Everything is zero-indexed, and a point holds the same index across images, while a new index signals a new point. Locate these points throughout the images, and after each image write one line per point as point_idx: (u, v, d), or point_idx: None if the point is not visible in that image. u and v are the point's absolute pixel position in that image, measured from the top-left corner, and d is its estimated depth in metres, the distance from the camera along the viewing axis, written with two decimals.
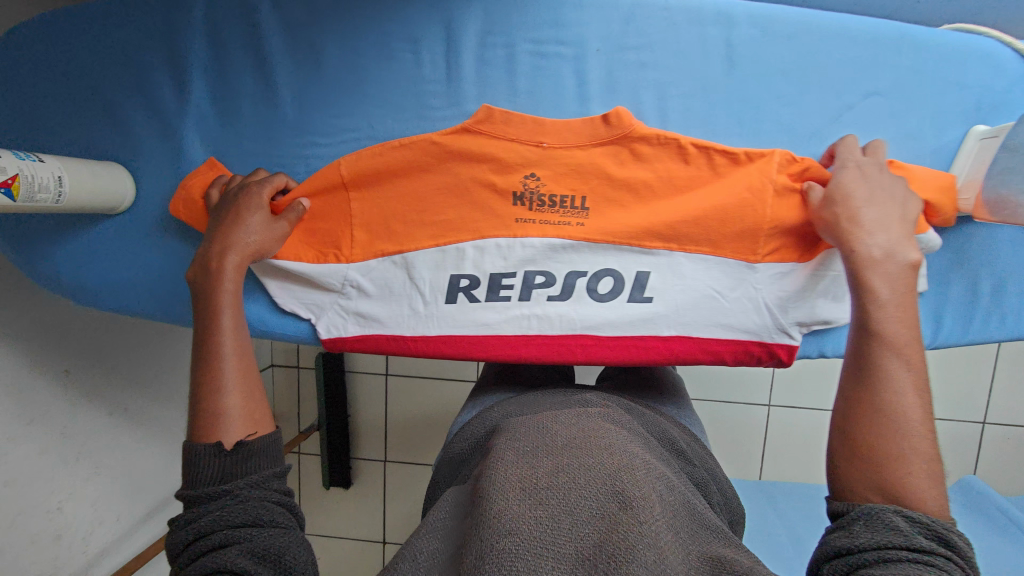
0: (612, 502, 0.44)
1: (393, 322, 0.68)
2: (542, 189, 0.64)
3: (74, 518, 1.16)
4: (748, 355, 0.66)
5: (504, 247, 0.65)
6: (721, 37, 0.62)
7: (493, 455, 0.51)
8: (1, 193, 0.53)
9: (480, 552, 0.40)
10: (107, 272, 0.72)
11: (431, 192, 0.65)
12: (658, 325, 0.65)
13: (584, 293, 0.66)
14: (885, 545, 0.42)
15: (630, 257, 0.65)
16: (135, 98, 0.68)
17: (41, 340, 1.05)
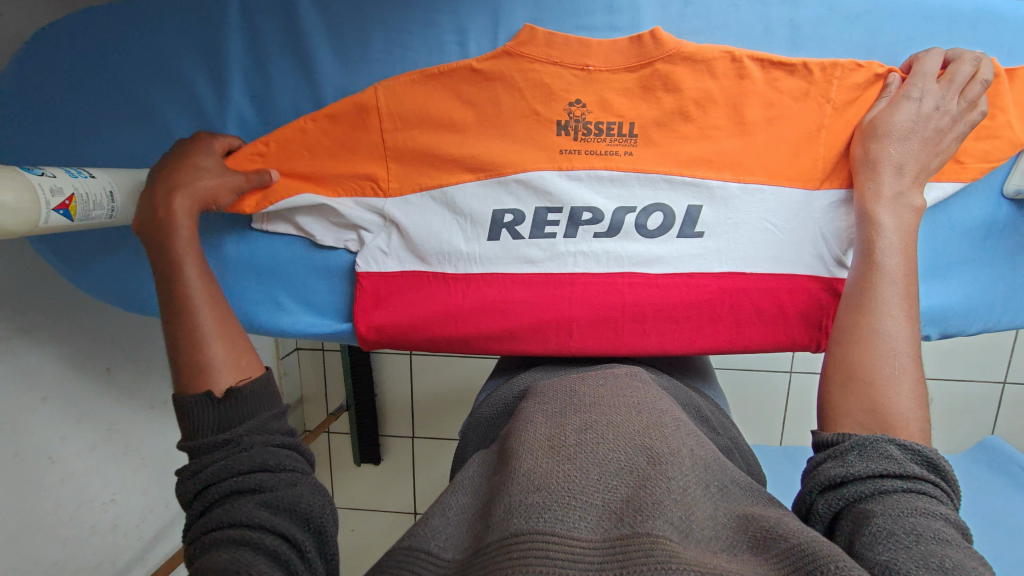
0: (641, 456, 0.43)
1: (437, 261, 0.69)
2: (588, 119, 0.63)
3: (127, 508, 1.20)
4: (807, 293, 0.65)
5: (549, 179, 0.65)
6: (786, 16, 0.59)
7: (522, 419, 0.51)
8: (60, 214, 0.52)
9: (508, 504, 0.40)
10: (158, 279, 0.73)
11: (470, 123, 0.64)
12: (711, 261, 0.65)
13: (633, 230, 0.66)
14: (879, 473, 0.44)
15: (681, 190, 0.64)
16: (175, 102, 0.67)
17: (83, 339, 1.06)
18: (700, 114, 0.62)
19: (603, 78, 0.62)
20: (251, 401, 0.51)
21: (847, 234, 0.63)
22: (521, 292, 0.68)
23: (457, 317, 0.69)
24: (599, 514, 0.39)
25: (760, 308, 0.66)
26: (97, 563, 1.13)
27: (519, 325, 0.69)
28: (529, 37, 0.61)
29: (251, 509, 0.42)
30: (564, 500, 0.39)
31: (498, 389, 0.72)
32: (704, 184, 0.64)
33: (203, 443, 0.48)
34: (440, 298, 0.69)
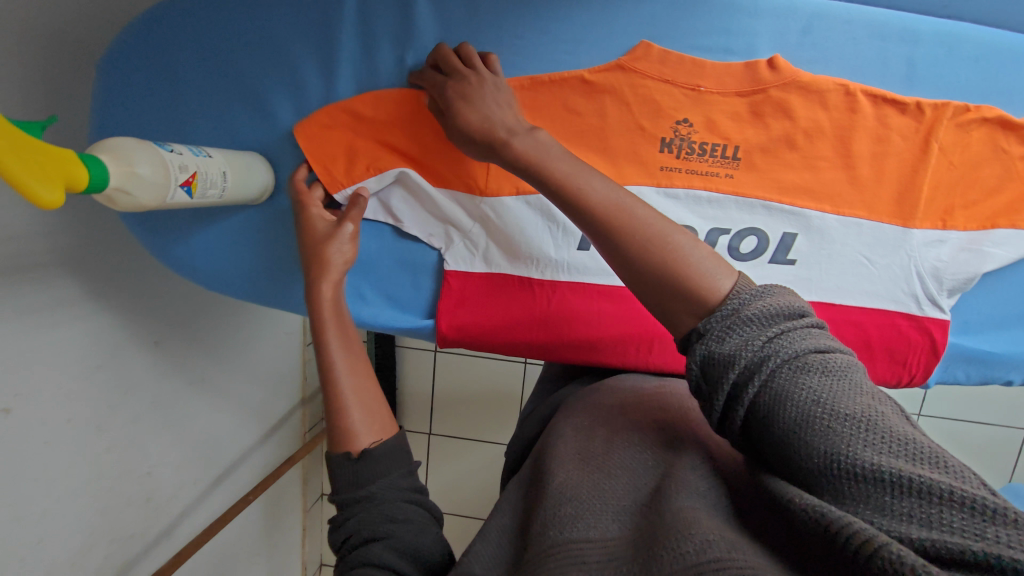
0: (665, 458, 0.46)
1: (525, 265, 0.70)
2: (693, 138, 0.64)
3: (162, 481, 1.21)
4: (893, 329, 0.65)
5: (646, 196, 0.65)
6: (905, 54, 0.59)
7: (553, 435, 0.54)
8: (184, 191, 0.52)
9: (543, 516, 0.42)
10: (245, 260, 0.74)
11: (573, 132, 0.65)
12: (801, 290, 0.65)
13: (726, 251, 0.66)
14: (740, 387, 0.40)
15: (779, 217, 0.65)
16: (283, 88, 0.68)
17: (139, 311, 1.07)
18: (806, 143, 0.62)
19: (713, 100, 0.62)
20: (383, 462, 0.51)
21: (946, 272, 0.63)
22: (606, 304, 0.70)
23: (540, 323, 0.71)
24: (629, 517, 0.41)
25: (845, 340, 0.65)
26: (130, 534, 1.14)
27: (601, 335, 0.70)
28: (641, 55, 0.62)
29: (381, 554, 0.44)
30: (595, 506, 0.41)
31: (540, 404, 0.75)
32: (802, 213, 0.64)
33: (339, 497, 0.50)
34: (524, 303, 0.71)
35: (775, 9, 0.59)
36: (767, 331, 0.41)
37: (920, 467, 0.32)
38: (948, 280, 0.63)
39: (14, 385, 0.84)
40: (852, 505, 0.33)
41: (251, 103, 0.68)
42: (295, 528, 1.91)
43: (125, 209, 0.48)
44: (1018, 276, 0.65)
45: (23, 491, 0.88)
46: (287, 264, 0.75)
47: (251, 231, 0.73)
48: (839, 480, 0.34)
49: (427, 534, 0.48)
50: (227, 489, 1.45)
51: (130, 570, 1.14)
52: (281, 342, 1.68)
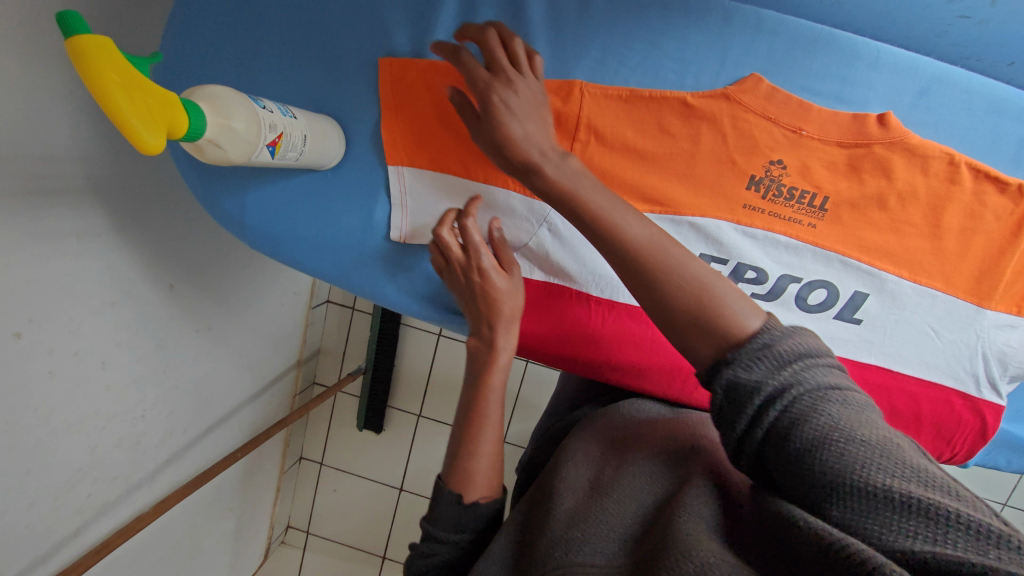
0: (678, 482, 0.45)
1: (583, 279, 0.69)
2: (783, 181, 0.62)
3: (153, 426, 1.18)
4: (945, 405, 0.64)
5: (723, 231, 0.64)
6: (1016, 133, 0.59)
7: (558, 458, 0.54)
8: (268, 152, 0.49)
9: (545, 542, 0.43)
10: (294, 226, 0.69)
11: (662, 153, 0.63)
12: (860, 351, 0.65)
13: (792, 299, 0.65)
14: (757, 415, 0.38)
15: (853, 274, 0.63)
16: (369, 54, 0.65)
17: (160, 251, 1.03)
18: (899, 206, 0.61)
19: (812, 146, 0.61)
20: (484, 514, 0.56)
21: (1010, 358, 0.62)
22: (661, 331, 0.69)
23: (590, 341, 0.70)
24: (633, 538, 0.41)
25: (897, 407, 0.65)
26: (115, 475, 1.10)
27: (649, 363, 0.69)
28: (743, 88, 0.60)
29: None
30: (601, 534, 0.42)
31: (559, 422, 0.75)
32: (878, 274, 0.63)
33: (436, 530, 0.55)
34: (575, 318, 0.70)
35: (894, 65, 0.59)
36: (783, 358, 0.39)
37: (935, 493, 0.31)
38: (1012, 366, 0.63)
39: (29, 310, 0.79)
40: (863, 530, 0.31)
41: (332, 64, 0.65)
42: (268, 488, 1.88)
43: (211, 161, 0.46)
44: None
45: (20, 419, 0.85)
46: (336, 241, 0.69)
47: (308, 194, 0.68)
48: (850, 503, 0.32)
49: None
50: (211, 442, 1.42)
51: (111, 510, 1.11)
52: (287, 302, 1.65)
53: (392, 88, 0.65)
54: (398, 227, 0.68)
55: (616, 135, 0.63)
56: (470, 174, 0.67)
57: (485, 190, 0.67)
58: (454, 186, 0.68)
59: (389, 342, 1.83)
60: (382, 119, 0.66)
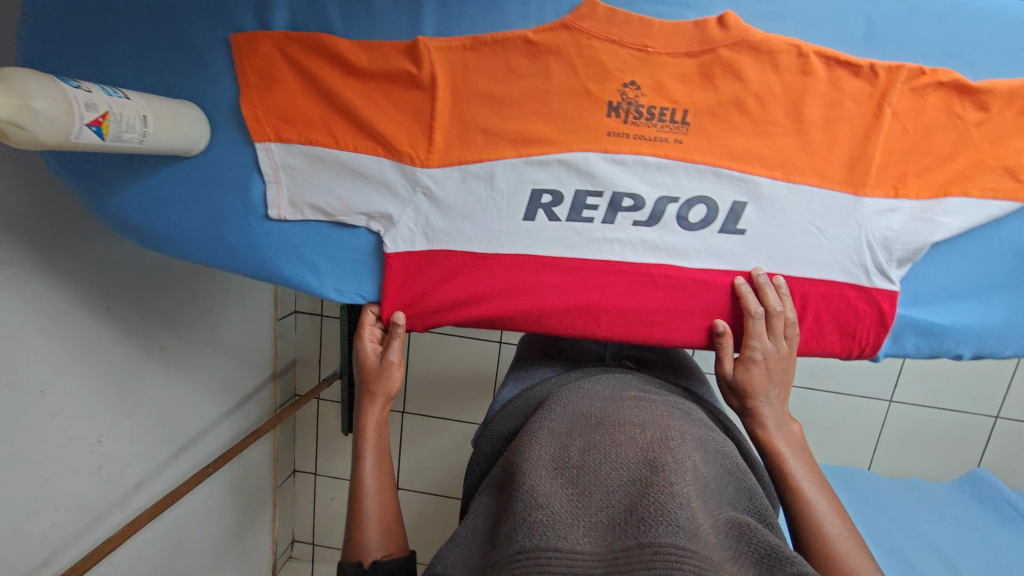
0: (641, 472, 0.55)
1: (466, 238, 0.67)
2: (640, 101, 0.61)
3: (113, 451, 1.18)
4: (841, 300, 0.63)
5: (592, 162, 0.63)
6: (867, 12, 0.58)
7: (528, 441, 0.64)
8: (92, 132, 0.49)
9: (511, 521, 0.52)
10: (178, 219, 0.68)
11: (519, 95, 0.62)
12: (749, 261, 0.64)
13: (673, 220, 0.64)
14: None
15: (728, 185, 0.62)
16: (214, 32, 0.63)
17: (87, 276, 1.04)
18: (757, 109, 0.60)
19: (663, 61, 0.60)
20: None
21: (896, 243, 0.61)
22: (554, 276, 0.67)
23: (485, 297, 0.68)
24: (600, 529, 0.51)
25: (792, 311, 0.64)
26: (80, 503, 1.11)
27: (547, 307, 0.67)
28: (584, 15, 0.59)
29: None
30: (574, 518, 0.52)
31: (520, 399, 0.84)
32: (753, 180, 0.62)
33: None
34: (468, 277, 0.68)
35: None
36: None
37: None
38: (898, 251, 0.61)
39: None
40: None
41: (178, 46, 0.63)
42: (264, 504, 1.89)
43: (24, 145, 0.45)
44: (979, 245, 0.61)
45: None
46: (223, 225, 0.69)
47: (185, 184, 0.67)
48: None
49: None
50: (185, 462, 1.43)
51: (80, 539, 1.12)
52: (248, 315, 1.65)
53: (246, 62, 0.63)
54: (275, 206, 0.68)
55: (471, 82, 0.63)
56: (340, 144, 0.66)
57: (357, 160, 0.66)
58: (324, 158, 0.66)
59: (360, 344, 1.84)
60: (242, 94, 0.64)
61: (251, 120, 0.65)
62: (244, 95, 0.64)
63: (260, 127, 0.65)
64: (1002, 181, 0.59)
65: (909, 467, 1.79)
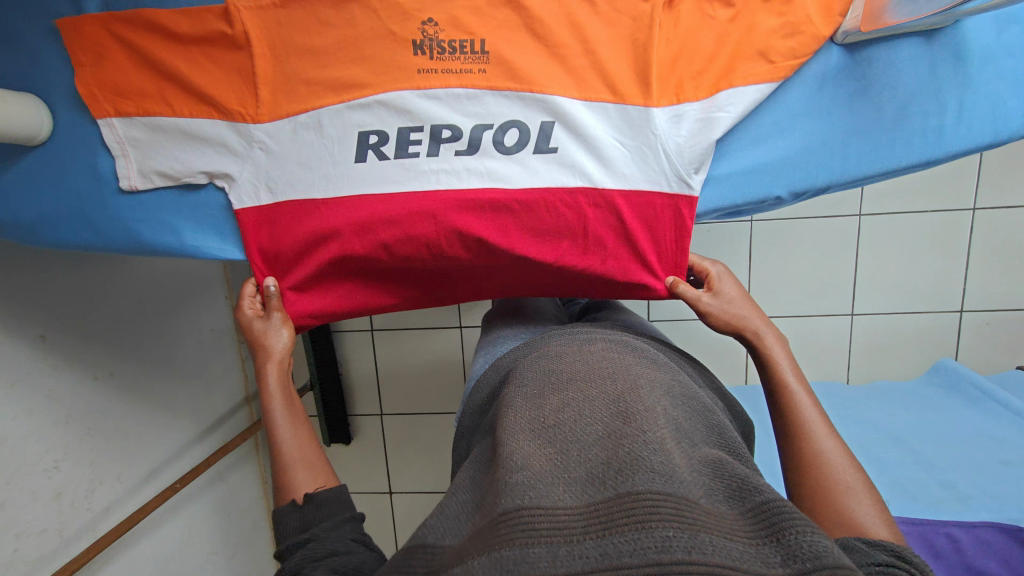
0: (617, 423, 0.54)
1: (307, 189, 0.70)
2: (439, 36, 0.65)
3: (73, 476, 1.21)
4: (650, 206, 0.67)
5: (407, 99, 0.66)
6: None
7: (505, 408, 0.61)
8: None
9: (496, 490, 0.50)
10: (40, 204, 0.72)
11: (330, 49, 0.66)
12: (565, 174, 0.67)
13: (491, 146, 0.67)
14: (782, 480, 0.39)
15: (535, 103, 0.65)
16: (40, 23, 0.68)
17: (13, 305, 1.08)
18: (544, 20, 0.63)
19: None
20: (324, 510, 0.67)
21: (684, 147, 0.64)
22: (388, 210, 0.69)
23: (331, 242, 0.71)
24: (582, 485, 0.49)
25: (609, 222, 0.68)
26: (43, 529, 1.14)
27: (390, 240, 0.70)
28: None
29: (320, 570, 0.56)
30: (552, 480, 0.49)
31: (493, 369, 0.83)
32: (551, 99, 0.65)
33: (290, 544, 0.63)
34: (312, 225, 0.71)
35: None
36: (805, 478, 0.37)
37: None
38: (691, 150, 0.64)
39: None
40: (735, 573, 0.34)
41: (11, 44, 0.69)
42: (261, 527, 1.90)
43: None
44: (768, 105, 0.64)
45: None
46: (82, 202, 0.73)
47: (40, 170, 0.72)
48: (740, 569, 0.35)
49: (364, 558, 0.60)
50: (159, 485, 1.45)
51: (48, 564, 1.14)
52: (208, 340, 1.68)
53: (75, 42, 0.68)
54: (125, 176, 0.72)
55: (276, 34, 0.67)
56: (176, 111, 0.70)
57: (193, 124, 0.70)
58: (163, 126, 0.70)
59: (326, 352, 1.86)
60: (77, 76, 0.69)
61: (88, 96, 0.69)
62: (78, 74, 0.69)
63: (98, 101, 0.70)
64: (758, 67, 0.62)
65: (899, 378, 1.72)
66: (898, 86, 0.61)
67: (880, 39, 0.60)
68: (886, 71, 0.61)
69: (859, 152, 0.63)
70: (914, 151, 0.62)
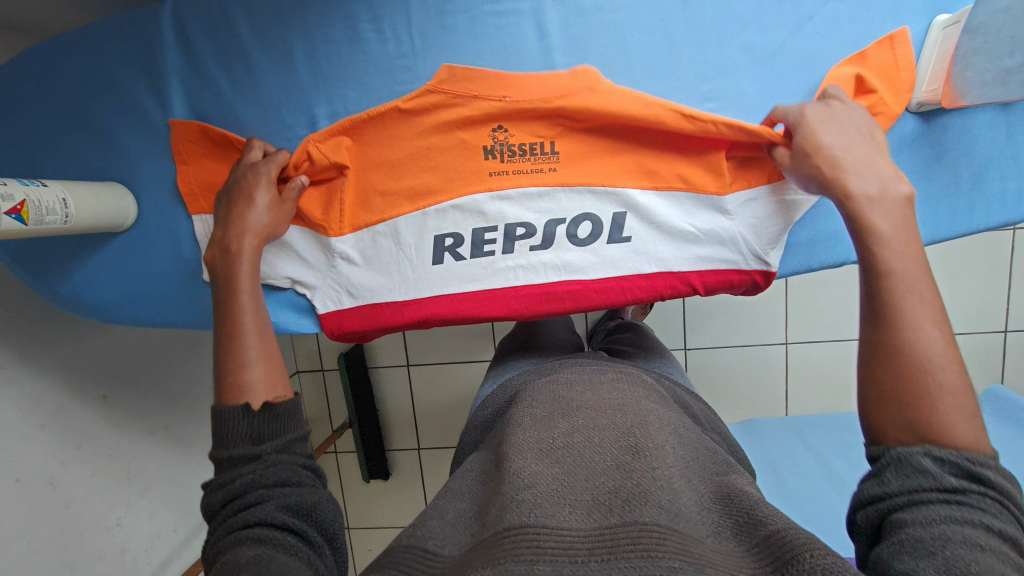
0: (627, 453, 0.48)
1: (385, 291, 0.72)
2: (510, 141, 0.66)
3: (134, 532, 1.22)
4: (728, 283, 0.69)
5: (480, 202, 0.68)
6: None
7: (511, 425, 0.56)
8: (13, 219, 0.56)
9: (502, 502, 0.45)
10: (127, 287, 0.76)
11: (403, 157, 0.68)
12: (641, 261, 0.68)
13: (565, 240, 0.69)
14: (915, 489, 0.41)
15: (606, 197, 0.67)
16: (126, 119, 0.71)
17: (76, 369, 1.11)
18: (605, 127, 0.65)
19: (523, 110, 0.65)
20: (284, 420, 0.53)
21: (760, 229, 0.67)
22: (468, 307, 0.71)
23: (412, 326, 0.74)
24: (587, 507, 0.43)
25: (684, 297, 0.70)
26: None
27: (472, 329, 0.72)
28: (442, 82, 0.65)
29: (275, 512, 0.45)
30: (557, 497, 0.44)
31: (500, 391, 0.78)
32: (624, 190, 0.66)
33: (237, 454, 0.50)
34: (391, 319, 0.73)
35: None
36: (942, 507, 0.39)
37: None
38: (765, 232, 0.67)
39: None
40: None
41: (98, 139, 0.72)
42: None
43: None
44: None
45: None
46: (166, 285, 0.76)
47: (125, 254, 0.75)
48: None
49: (320, 495, 0.50)
50: None
51: None
52: None
53: (181, 144, 0.72)
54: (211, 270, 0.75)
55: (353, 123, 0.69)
56: None
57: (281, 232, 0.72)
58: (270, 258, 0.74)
59: (364, 391, 1.87)
60: (180, 174, 0.72)
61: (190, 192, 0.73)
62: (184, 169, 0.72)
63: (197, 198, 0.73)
64: None
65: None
66: (975, 153, 0.62)
67: (959, 107, 0.60)
68: (962, 140, 0.61)
69: (939, 218, 0.63)
70: (996, 215, 0.62)
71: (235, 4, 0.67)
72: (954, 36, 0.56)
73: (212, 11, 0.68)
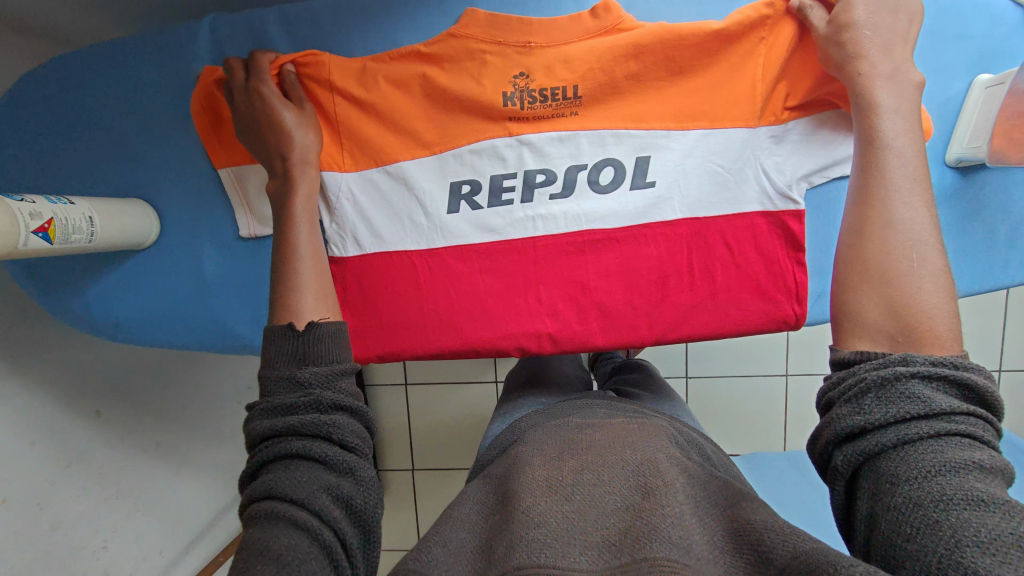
0: (636, 493, 0.40)
1: (399, 239, 0.69)
2: None
3: (120, 556, 1.12)
4: (758, 319, 0.68)
5: (500, 147, 0.66)
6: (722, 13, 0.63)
7: (519, 461, 0.47)
8: (39, 238, 0.54)
9: (507, 539, 0.37)
10: (144, 307, 0.73)
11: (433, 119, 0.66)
12: (665, 210, 0.66)
13: (586, 187, 0.67)
14: (904, 418, 0.38)
15: (629, 145, 0.65)
16: (154, 137, 0.70)
17: (72, 382, 1.04)
18: None
19: (545, 53, 0.63)
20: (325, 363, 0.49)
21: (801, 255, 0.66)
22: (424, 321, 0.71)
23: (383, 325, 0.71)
24: (597, 547, 0.36)
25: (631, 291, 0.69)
26: None
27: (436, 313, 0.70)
28: None
29: (319, 497, 0.41)
30: (565, 537, 0.36)
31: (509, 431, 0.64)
32: (649, 137, 0.65)
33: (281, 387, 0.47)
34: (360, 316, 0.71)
35: None
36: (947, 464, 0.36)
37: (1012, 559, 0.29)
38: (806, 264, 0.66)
39: None
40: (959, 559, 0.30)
41: (125, 156, 0.70)
42: None
43: None
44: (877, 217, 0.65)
45: None
46: (184, 304, 0.73)
47: (143, 271, 0.73)
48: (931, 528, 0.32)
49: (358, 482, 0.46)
50: (201, 553, 1.34)
51: None
52: None
53: None
54: None
55: None
56: None
57: None
58: None
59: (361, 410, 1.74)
60: None
61: None
62: None
63: None
64: None
65: None
66: (1012, 208, 0.64)
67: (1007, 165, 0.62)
68: (999, 197, 0.64)
69: (974, 272, 0.65)
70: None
71: (273, 18, 0.66)
72: (1000, 96, 0.58)
73: (250, 26, 0.66)
